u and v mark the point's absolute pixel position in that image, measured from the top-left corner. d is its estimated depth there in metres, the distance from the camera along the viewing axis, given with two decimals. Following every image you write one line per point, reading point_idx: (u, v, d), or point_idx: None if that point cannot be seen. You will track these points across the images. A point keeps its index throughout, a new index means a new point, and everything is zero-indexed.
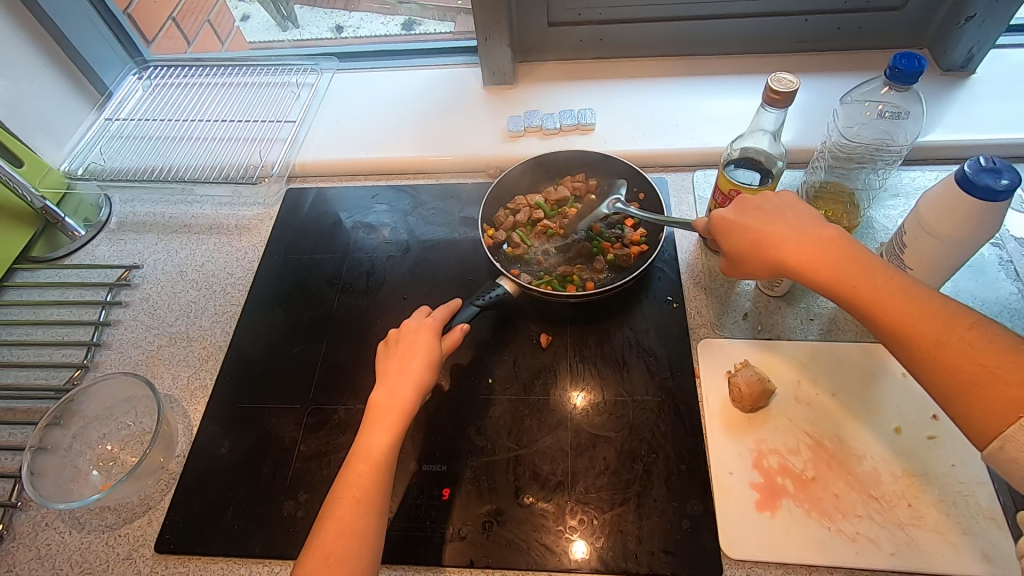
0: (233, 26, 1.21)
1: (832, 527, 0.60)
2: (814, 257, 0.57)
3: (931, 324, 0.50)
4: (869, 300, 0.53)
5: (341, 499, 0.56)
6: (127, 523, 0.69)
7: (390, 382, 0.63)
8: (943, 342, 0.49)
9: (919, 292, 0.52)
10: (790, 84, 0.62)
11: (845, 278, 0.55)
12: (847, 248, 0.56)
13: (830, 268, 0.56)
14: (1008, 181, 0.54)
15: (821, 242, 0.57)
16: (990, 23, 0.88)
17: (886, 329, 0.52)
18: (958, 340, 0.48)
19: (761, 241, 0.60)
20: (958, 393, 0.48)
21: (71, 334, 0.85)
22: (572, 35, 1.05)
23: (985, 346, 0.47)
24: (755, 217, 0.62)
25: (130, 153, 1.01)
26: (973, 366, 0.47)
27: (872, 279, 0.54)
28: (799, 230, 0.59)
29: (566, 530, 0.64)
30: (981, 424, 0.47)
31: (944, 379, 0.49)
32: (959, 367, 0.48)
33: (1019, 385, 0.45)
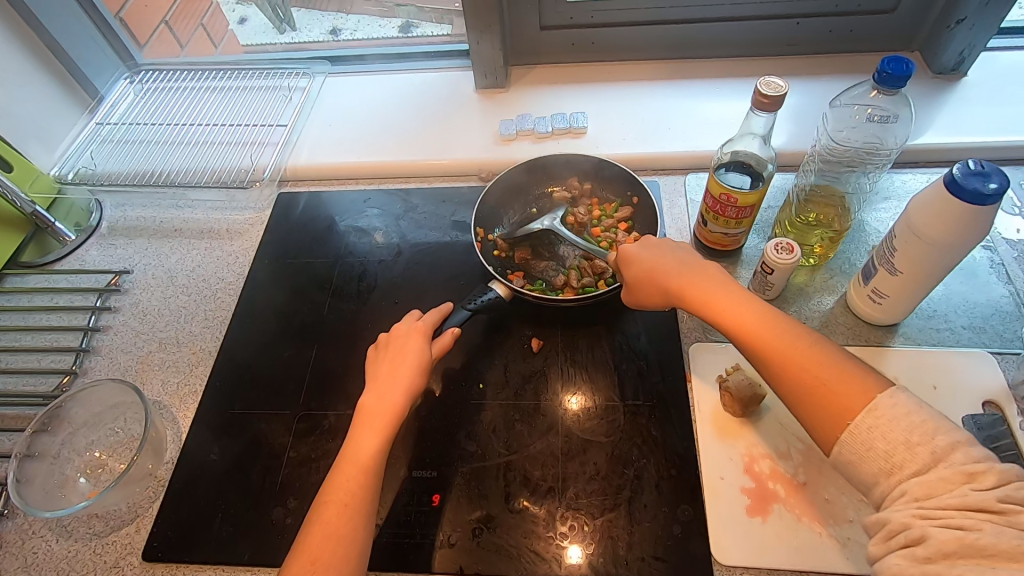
0: (226, 29, 1.21)
1: (823, 532, 0.60)
2: (691, 282, 0.62)
3: (784, 341, 0.54)
4: (725, 320, 0.58)
5: (328, 503, 0.56)
6: (115, 531, 0.68)
7: (380, 385, 0.63)
8: (790, 359, 0.53)
9: (778, 315, 0.56)
10: (778, 87, 0.62)
11: (718, 302, 0.59)
12: (722, 278, 0.62)
13: (702, 291, 0.61)
14: (995, 184, 0.54)
15: (696, 273, 0.63)
16: (981, 26, 0.89)
17: (742, 347, 0.57)
18: (803, 353, 0.53)
19: (645, 268, 0.66)
20: (805, 401, 0.51)
21: (60, 340, 0.85)
22: (564, 38, 1.05)
23: (821, 360, 0.52)
24: (648, 247, 0.68)
25: (120, 157, 1.01)
26: (810, 376, 0.51)
27: (736, 301, 0.58)
28: (680, 261, 0.65)
29: (557, 535, 0.63)
30: (825, 430, 0.50)
31: (798, 392, 0.52)
32: (809, 376, 0.52)
33: (849, 394, 0.49)
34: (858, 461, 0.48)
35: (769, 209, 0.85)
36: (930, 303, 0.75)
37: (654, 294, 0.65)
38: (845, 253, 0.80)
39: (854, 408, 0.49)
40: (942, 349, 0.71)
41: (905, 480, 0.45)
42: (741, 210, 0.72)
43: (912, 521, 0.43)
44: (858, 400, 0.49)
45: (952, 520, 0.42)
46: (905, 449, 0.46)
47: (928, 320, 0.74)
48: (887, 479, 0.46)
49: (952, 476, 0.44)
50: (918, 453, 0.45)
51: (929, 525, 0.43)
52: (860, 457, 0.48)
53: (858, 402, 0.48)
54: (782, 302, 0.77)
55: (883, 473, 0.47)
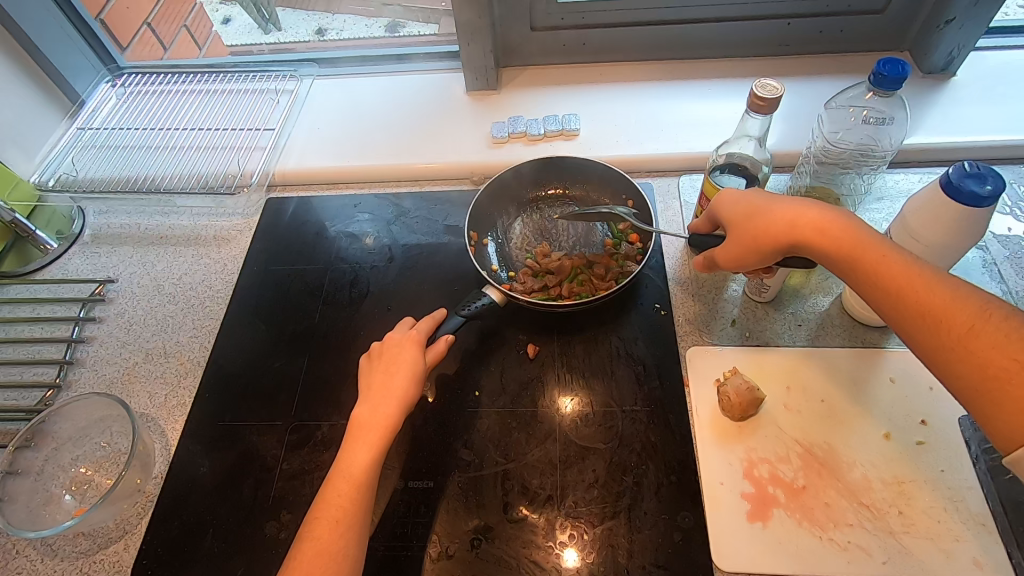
0: (211, 30, 1.18)
1: (823, 536, 0.60)
2: (846, 240, 0.57)
3: (962, 312, 0.49)
4: (899, 278, 0.53)
5: (320, 520, 0.55)
6: (102, 548, 0.66)
7: (373, 397, 0.61)
8: (976, 330, 0.48)
9: (953, 282, 0.51)
10: (774, 89, 0.61)
11: (882, 263, 0.54)
12: (876, 237, 0.56)
13: (863, 252, 0.55)
14: (991, 187, 0.54)
15: (847, 228, 0.57)
16: (970, 26, 0.89)
17: (903, 317, 0.53)
18: (993, 328, 0.48)
19: (756, 214, 0.61)
20: (983, 385, 0.47)
21: (43, 352, 0.83)
22: (555, 39, 1.04)
23: (1020, 336, 0.46)
24: (756, 197, 0.62)
25: (103, 163, 0.99)
26: (993, 353, 0.47)
27: (903, 263, 0.53)
28: (816, 212, 0.59)
29: (556, 545, 0.62)
30: (1007, 425, 0.46)
31: (972, 371, 0.48)
32: (992, 359, 0.47)
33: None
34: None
35: None
36: None
37: (770, 246, 0.60)
38: None
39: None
40: None
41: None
42: None
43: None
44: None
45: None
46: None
47: None
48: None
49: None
50: None
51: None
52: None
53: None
54: (778, 304, 0.77)
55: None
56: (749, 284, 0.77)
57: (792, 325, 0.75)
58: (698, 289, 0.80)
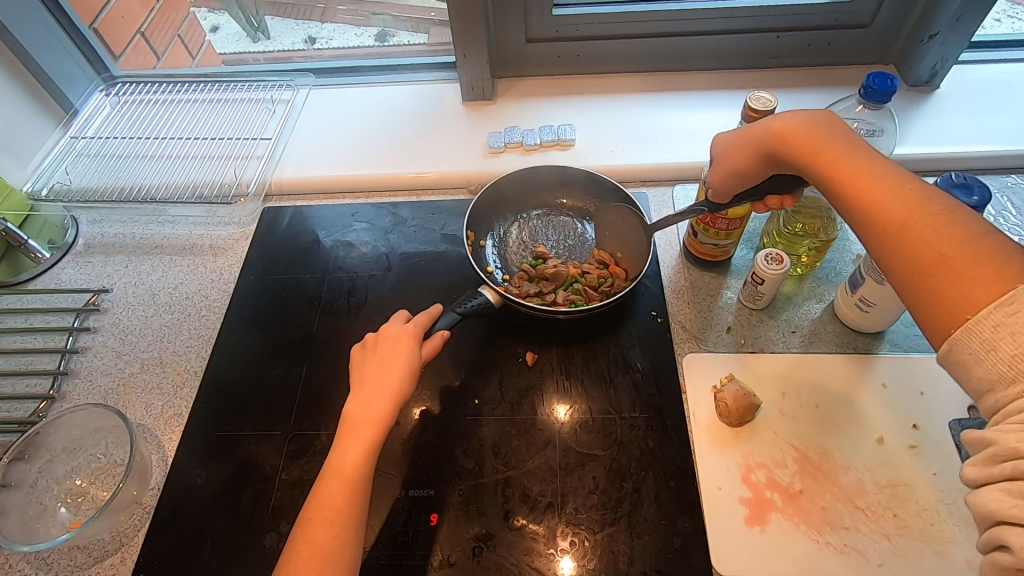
0: (204, 39, 1.20)
1: (821, 540, 0.61)
2: (813, 150, 0.54)
3: (906, 208, 0.46)
4: (851, 178, 0.50)
5: (313, 521, 0.55)
6: (98, 561, 0.65)
7: (365, 391, 0.61)
8: (909, 226, 0.45)
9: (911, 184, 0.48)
10: (767, 102, 0.63)
11: (840, 165, 0.52)
12: (851, 144, 0.53)
13: (820, 156, 0.54)
14: (978, 198, 0.56)
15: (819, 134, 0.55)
16: (953, 41, 0.92)
17: (848, 214, 0.51)
18: (929, 225, 0.45)
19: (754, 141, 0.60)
20: (911, 274, 0.45)
21: (35, 362, 0.82)
22: (550, 51, 1.06)
23: (952, 236, 0.43)
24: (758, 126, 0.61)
25: (97, 171, 0.98)
26: (923, 248, 0.44)
27: (859, 166, 0.51)
28: (802, 124, 0.57)
29: (556, 552, 0.63)
30: (933, 317, 0.44)
31: (904, 268, 0.45)
32: (928, 248, 0.44)
33: (972, 277, 0.41)
34: (971, 363, 0.41)
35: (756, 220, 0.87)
36: None
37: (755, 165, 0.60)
38: (831, 262, 0.82)
39: (976, 297, 0.41)
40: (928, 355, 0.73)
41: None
42: (731, 222, 0.74)
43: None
44: (983, 287, 0.41)
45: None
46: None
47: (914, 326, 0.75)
48: (1004, 388, 0.39)
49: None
50: None
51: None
52: (975, 359, 0.41)
53: (981, 290, 0.41)
54: (772, 311, 0.78)
55: (1001, 381, 0.39)
56: (744, 292, 0.78)
57: (786, 331, 0.76)
58: (694, 295, 0.81)
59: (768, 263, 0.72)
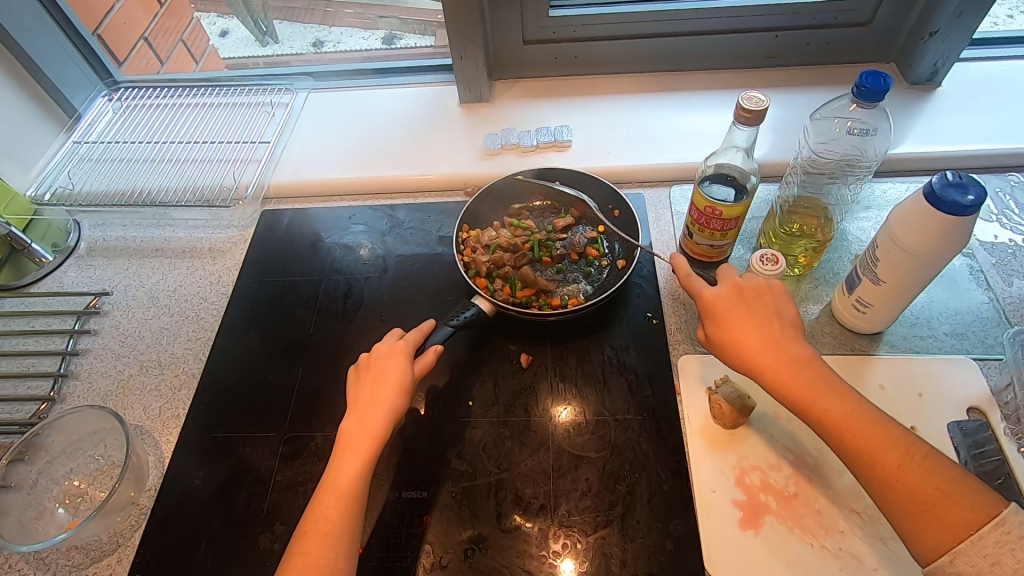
0: (207, 45, 1.21)
1: (815, 543, 0.60)
2: (792, 377, 0.56)
3: (894, 447, 0.51)
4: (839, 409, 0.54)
5: (308, 534, 0.55)
6: (95, 562, 0.66)
7: (360, 410, 0.62)
8: (905, 466, 0.50)
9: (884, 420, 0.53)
10: (760, 101, 0.62)
11: (817, 398, 0.55)
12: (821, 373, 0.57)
13: (804, 389, 0.56)
14: (974, 196, 0.55)
15: (799, 363, 0.57)
16: (953, 39, 0.90)
17: (839, 445, 0.54)
18: (917, 464, 0.50)
19: (734, 342, 0.60)
20: (911, 510, 0.49)
21: (37, 364, 0.83)
22: (547, 52, 1.06)
23: (938, 472, 0.50)
24: (737, 313, 0.61)
25: (99, 175, 0.99)
26: (921, 484, 0.49)
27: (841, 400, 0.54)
28: (779, 345, 0.58)
29: (549, 555, 0.62)
30: (929, 538, 0.48)
31: (903, 501, 0.50)
32: (918, 488, 0.49)
33: (968, 507, 0.48)
34: (973, 575, 0.46)
35: (753, 220, 0.86)
36: (913, 311, 0.76)
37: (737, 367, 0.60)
38: (829, 263, 0.81)
39: (977, 521, 0.47)
40: (926, 356, 0.72)
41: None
42: (726, 222, 0.72)
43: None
44: (979, 513, 0.47)
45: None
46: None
47: (912, 328, 0.75)
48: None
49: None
50: None
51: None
52: (978, 570, 0.46)
53: (978, 515, 0.47)
54: None
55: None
56: None
57: None
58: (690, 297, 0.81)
59: (762, 263, 0.68)
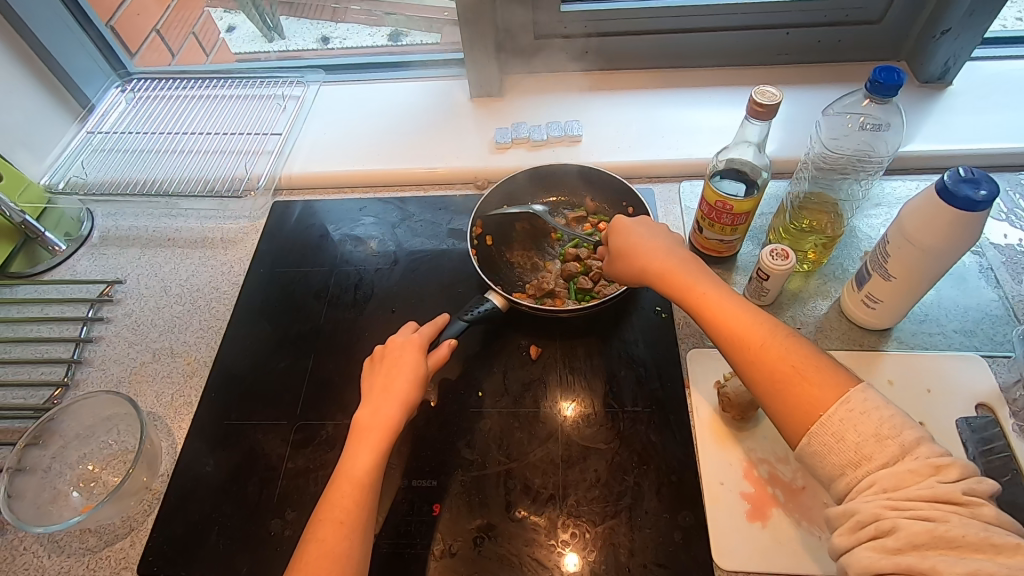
0: (218, 38, 1.21)
1: (823, 536, 0.60)
2: (678, 269, 0.62)
3: (758, 331, 0.54)
4: (709, 306, 0.58)
5: (323, 521, 0.56)
6: (108, 545, 0.67)
7: (374, 400, 0.62)
8: (767, 346, 0.53)
9: (752, 309, 0.57)
10: (773, 96, 0.63)
11: (695, 288, 0.60)
12: (707, 272, 0.62)
13: (686, 280, 0.61)
14: (986, 192, 0.55)
15: (684, 261, 0.63)
16: (965, 36, 0.90)
17: (712, 332, 0.58)
18: (779, 345, 0.53)
19: (635, 253, 0.66)
20: (774, 392, 0.52)
21: (51, 351, 0.84)
22: (559, 47, 1.06)
23: (801, 352, 0.52)
24: (638, 228, 0.69)
25: (112, 165, 1.00)
26: (780, 365, 0.52)
27: (719, 294, 0.59)
28: (671, 252, 0.65)
29: (558, 544, 0.63)
30: (793, 422, 0.50)
31: (764, 380, 0.52)
32: (776, 367, 0.52)
33: (820, 385, 0.50)
34: (824, 453, 0.48)
35: (763, 216, 0.87)
36: (922, 308, 0.76)
37: (637, 277, 0.66)
38: (839, 259, 0.81)
39: (828, 399, 0.49)
40: (935, 353, 0.72)
41: (874, 471, 0.45)
42: (736, 217, 0.73)
43: (882, 513, 0.43)
44: (828, 391, 0.49)
45: (920, 511, 0.43)
46: (875, 441, 0.46)
47: (921, 325, 0.75)
48: (852, 471, 0.46)
49: (920, 469, 0.44)
50: (889, 445, 0.46)
51: (899, 516, 0.43)
52: (827, 449, 0.48)
53: (826, 393, 0.49)
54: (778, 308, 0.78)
55: (850, 465, 0.47)
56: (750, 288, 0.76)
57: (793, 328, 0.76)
58: None
59: (773, 258, 0.71)
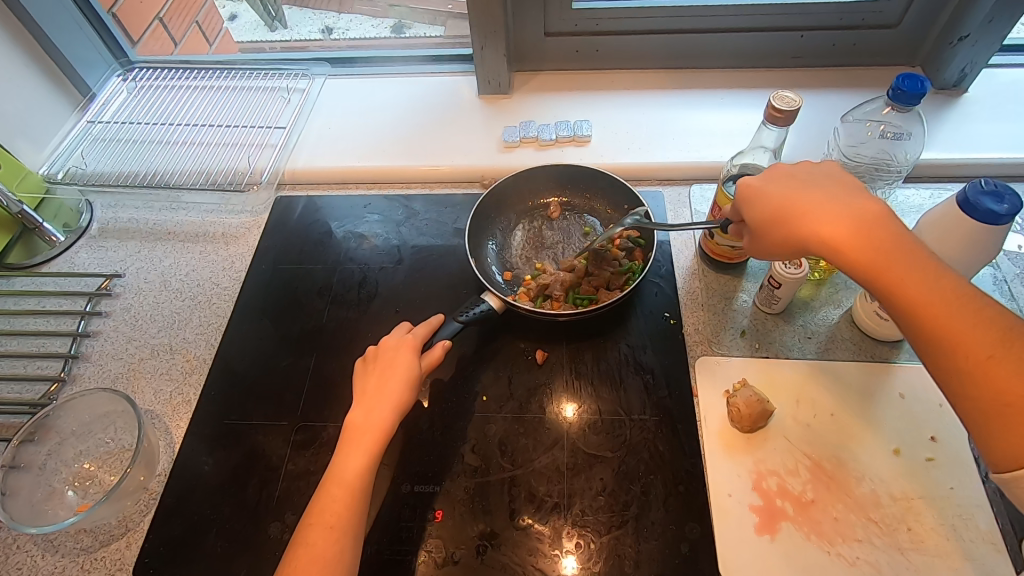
0: (221, 25, 1.19)
1: (832, 551, 0.59)
2: (853, 237, 0.52)
3: (988, 333, 0.46)
4: (898, 283, 0.49)
5: (314, 525, 0.55)
6: (104, 545, 0.66)
7: (365, 402, 0.61)
8: (998, 359, 0.45)
9: (968, 295, 0.48)
10: (792, 101, 0.62)
11: (889, 265, 0.50)
12: (895, 232, 0.52)
13: (870, 250, 0.51)
14: (1009, 205, 0.54)
15: (863, 221, 0.52)
16: (983, 43, 0.89)
17: (907, 317, 0.49)
18: (1018, 358, 0.44)
19: (793, 212, 0.56)
20: (989, 410, 0.45)
21: (47, 345, 0.82)
22: (568, 45, 1.04)
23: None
24: (787, 185, 0.58)
25: (112, 156, 0.98)
26: (1016, 382, 0.44)
27: (918, 269, 0.49)
28: (838, 205, 0.54)
29: (561, 553, 0.62)
30: (1009, 446, 0.44)
31: (985, 401, 0.45)
32: (1007, 389, 0.44)
33: None
34: None
35: None
36: None
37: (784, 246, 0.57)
38: None
39: None
40: None
41: None
42: None
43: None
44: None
45: None
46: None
47: None
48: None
49: None
50: None
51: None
52: None
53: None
54: (788, 316, 0.77)
55: None
56: (759, 295, 0.77)
57: (802, 337, 0.75)
58: (708, 298, 0.80)
59: (785, 267, 0.71)
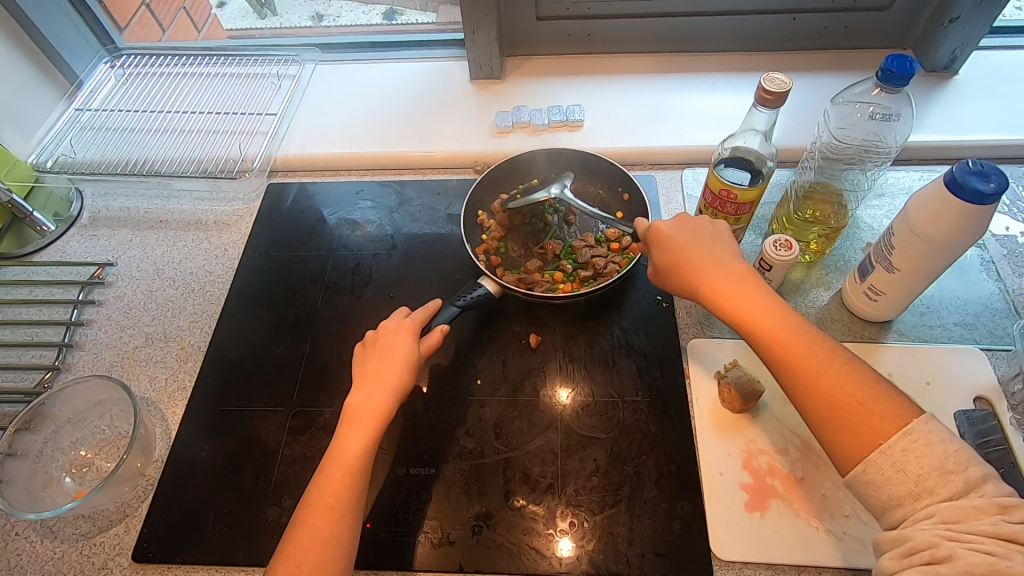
0: (209, 13, 1.16)
1: (820, 527, 0.61)
2: (728, 292, 0.58)
3: (812, 357, 0.52)
4: (756, 327, 0.55)
5: (312, 507, 0.55)
6: (103, 531, 0.66)
7: (365, 385, 0.61)
8: (823, 373, 0.51)
9: (802, 327, 0.54)
10: (782, 84, 0.62)
11: (747, 310, 0.56)
12: (757, 286, 0.58)
13: (734, 298, 0.57)
14: (995, 184, 0.54)
15: (736, 277, 0.59)
16: (973, 25, 0.89)
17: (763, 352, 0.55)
18: (836, 372, 0.50)
19: (680, 265, 0.62)
20: (829, 422, 0.49)
21: (41, 334, 0.82)
22: (561, 29, 1.04)
23: (858, 383, 0.50)
24: (684, 238, 0.63)
25: (101, 145, 0.97)
26: (842, 394, 0.49)
27: (770, 312, 0.55)
28: (721, 261, 0.60)
29: (556, 532, 0.63)
30: (845, 447, 0.48)
31: (818, 409, 0.50)
32: (836, 398, 0.49)
33: (881, 416, 0.47)
34: (882, 482, 0.46)
35: (767, 205, 0.86)
36: (923, 300, 0.76)
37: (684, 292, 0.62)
38: (841, 250, 0.81)
39: (886, 431, 0.47)
40: (934, 345, 0.72)
41: (936, 504, 0.44)
42: (740, 207, 0.71)
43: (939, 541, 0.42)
44: (889, 421, 0.47)
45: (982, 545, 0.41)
46: (939, 476, 0.44)
47: (922, 317, 0.75)
48: (911, 503, 0.45)
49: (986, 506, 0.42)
50: (953, 481, 0.44)
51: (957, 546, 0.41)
52: (885, 478, 0.46)
53: (888, 424, 0.47)
54: None
55: (909, 496, 0.45)
56: None
57: None
58: None
59: (776, 250, 0.69)
